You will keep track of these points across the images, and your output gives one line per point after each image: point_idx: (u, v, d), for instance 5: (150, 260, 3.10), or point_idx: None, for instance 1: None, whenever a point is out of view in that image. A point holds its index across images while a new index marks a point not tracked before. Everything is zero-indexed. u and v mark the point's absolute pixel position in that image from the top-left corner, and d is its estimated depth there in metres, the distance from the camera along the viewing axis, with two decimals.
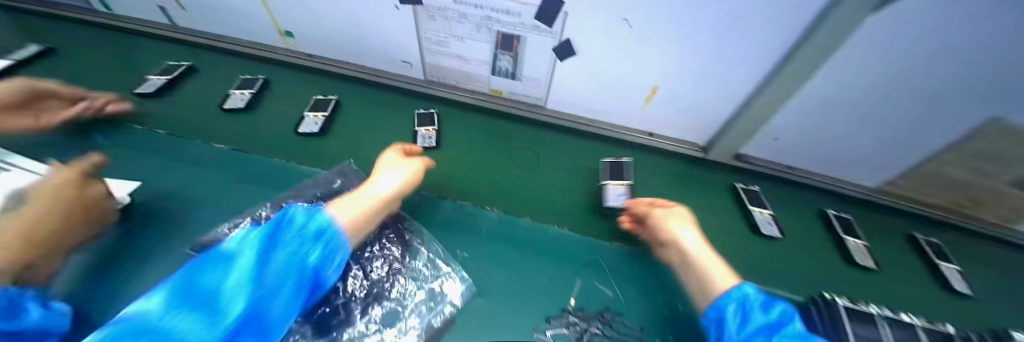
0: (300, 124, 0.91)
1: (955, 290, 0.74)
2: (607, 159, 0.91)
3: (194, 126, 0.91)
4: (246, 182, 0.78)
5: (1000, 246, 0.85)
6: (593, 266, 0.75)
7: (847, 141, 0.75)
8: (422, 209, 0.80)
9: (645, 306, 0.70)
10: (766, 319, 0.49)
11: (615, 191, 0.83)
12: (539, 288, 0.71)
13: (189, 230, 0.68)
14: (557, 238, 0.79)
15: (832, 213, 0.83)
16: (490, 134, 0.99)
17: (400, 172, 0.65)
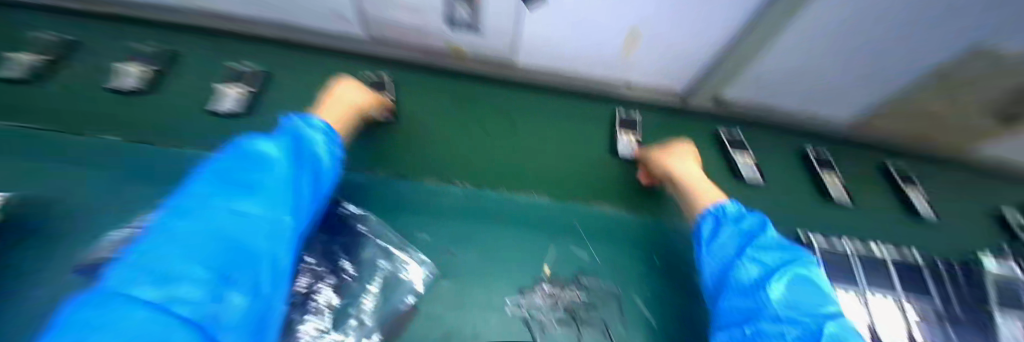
0: (214, 101, 0.84)
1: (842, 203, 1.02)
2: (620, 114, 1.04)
3: (72, 114, 0.79)
4: (142, 177, 0.71)
5: (903, 158, 1.18)
6: (566, 233, 0.80)
7: (817, 74, 0.93)
8: (375, 191, 0.78)
9: (620, 269, 0.76)
10: (741, 229, 0.62)
11: (625, 142, 0.98)
12: (511, 256, 0.74)
13: (66, 241, 0.61)
14: (528, 206, 0.83)
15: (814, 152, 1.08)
16: (455, 95, 1.00)
17: (356, 89, 0.78)
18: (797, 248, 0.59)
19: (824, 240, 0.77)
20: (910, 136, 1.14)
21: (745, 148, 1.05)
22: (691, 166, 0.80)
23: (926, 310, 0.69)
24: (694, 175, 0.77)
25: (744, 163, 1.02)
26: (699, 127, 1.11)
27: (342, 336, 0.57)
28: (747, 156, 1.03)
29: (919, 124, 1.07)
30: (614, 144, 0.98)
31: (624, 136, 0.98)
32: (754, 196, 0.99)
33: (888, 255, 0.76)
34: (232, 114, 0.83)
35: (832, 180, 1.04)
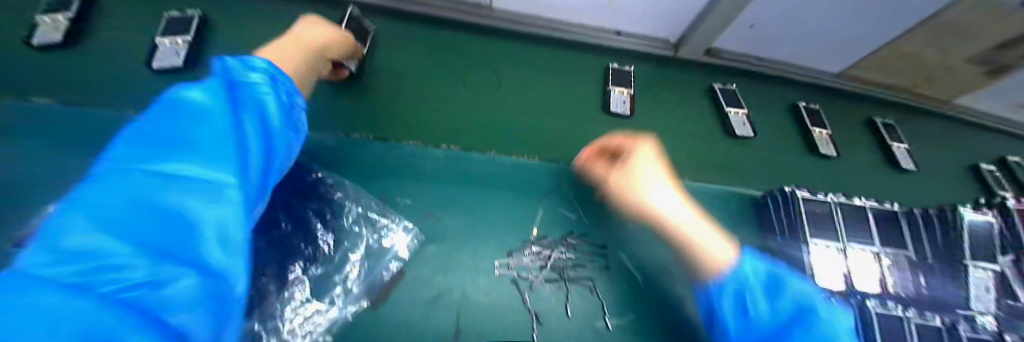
0: (153, 56, 0.74)
1: (825, 156, 1.06)
2: (614, 65, 0.99)
3: None
4: (70, 141, 0.62)
5: (880, 107, 1.22)
6: (555, 194, 0.78)
7: (807, 21, 0.92)
8: (347, 155, 0.72)
9: (608, 228, 0.76)
10: (772, 310, 0.49)
11: (620, 97, 0.95)
12: (498, 218, 0.72)
13: None
14: (513, 167, 0.79)
15: (803, 106, 1.10)
16: (433, 48, 0.92)
17: (326, 25, 0.65)
18: (847, 332, 0.47)
19: (808, 192, 0.75)
20: (874, 81, 1.19)
21: (739, 104, 1.04)
22: (660, 191, 0.61)
23: (898, 256, 0.72)
24: (670, 210, 0.60)
25: (737, 118, 1.02)
26: (685, 80, 1.06)
27: (328, 305, 0.54)
28: (740, 111, 1.03)
29: (887, 65, 1.10)
30: (607, 99, 0.94)
31: (618, 90, 0.95)
32: (737, 149, 0.99)
33: (868, 203, 0.76)
34: (173, 69, 0.72)
35: (821, 136, 1.07)
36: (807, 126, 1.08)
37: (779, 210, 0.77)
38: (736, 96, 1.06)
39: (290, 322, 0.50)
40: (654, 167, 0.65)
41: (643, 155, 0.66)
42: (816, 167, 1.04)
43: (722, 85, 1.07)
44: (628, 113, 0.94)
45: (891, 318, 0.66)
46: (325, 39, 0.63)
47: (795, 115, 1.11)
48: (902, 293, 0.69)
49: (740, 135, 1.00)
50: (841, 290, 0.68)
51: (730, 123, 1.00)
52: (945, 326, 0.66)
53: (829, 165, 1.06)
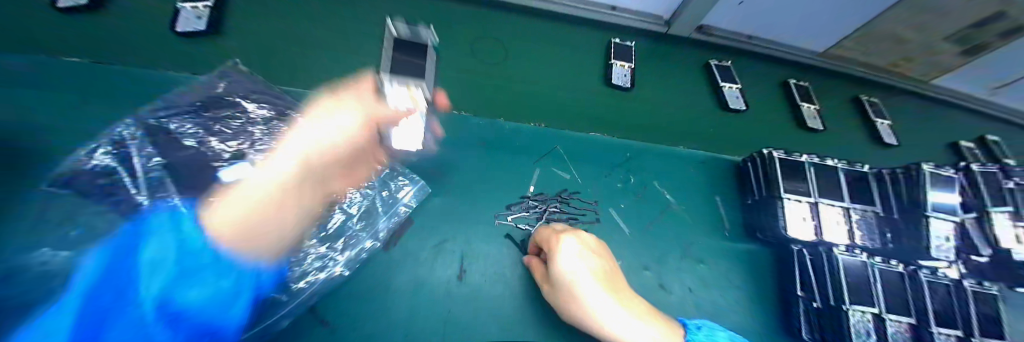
0: (176, 21, 0.82)
1: (813, 129, 1.11)
2: (615, 40, 1.06)
3: (18, 35, 0.75)
4: (109, 98, 0.69)
5: (863, 86, 1.28)
6: (548, 155, 0.84)
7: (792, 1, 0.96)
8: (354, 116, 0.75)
9: (599, 187, 0.82)
10: None
11: (621, 71, 1.01)
12: (498, 175, 0.78)
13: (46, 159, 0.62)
14: (512, 130, 0.84)
15: (793, 82, 1.16)
16: (437, 20, 0.99)
17: (346, 122, 0.61)
18: None
19: (783, 153, 0.80)
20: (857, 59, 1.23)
21: (734, 79, 1.10)
22: (585, 293, 0.50)
23: (866, 212, 0.78)
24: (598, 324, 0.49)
25: (731, 92, 1.08)
26: (669, 55, 1.12)
27: (345, 244, 0.62)
28: (735, 86, 1.09)
29: (868, 43, 1.13)
30: (610, 72, 1.01)
31: (619, 64, 1.01)
32: (723, 120, 1.05)
33: (841, 163, 0.83)
34: (194, 33, 0.81)
35: (807, 109, 1.13)
36: (796, 101, 1.13)
37: (761, 172, 0.84)
38: (732, 73, 1.12)
39: (314, 256, 0.59)
40: (573, 277, 0.51)
41: (560, 253, 0.54)
42: (799, 139, 1.09)
43: (718, 61, 1.14)
44: (629, 85, 1.00)
45: (853, 260, 0.70)
46: (335, 140, 0.57)
47: (786, 91, 1.16)
48: (870, 245, 0.76)
49: (733, 108, 1.05)
50: (809, 239, 0.73)
51: (724, 96, 1.06)
52: (908, 271, 0.71)
53: (814, 137, 1.11)
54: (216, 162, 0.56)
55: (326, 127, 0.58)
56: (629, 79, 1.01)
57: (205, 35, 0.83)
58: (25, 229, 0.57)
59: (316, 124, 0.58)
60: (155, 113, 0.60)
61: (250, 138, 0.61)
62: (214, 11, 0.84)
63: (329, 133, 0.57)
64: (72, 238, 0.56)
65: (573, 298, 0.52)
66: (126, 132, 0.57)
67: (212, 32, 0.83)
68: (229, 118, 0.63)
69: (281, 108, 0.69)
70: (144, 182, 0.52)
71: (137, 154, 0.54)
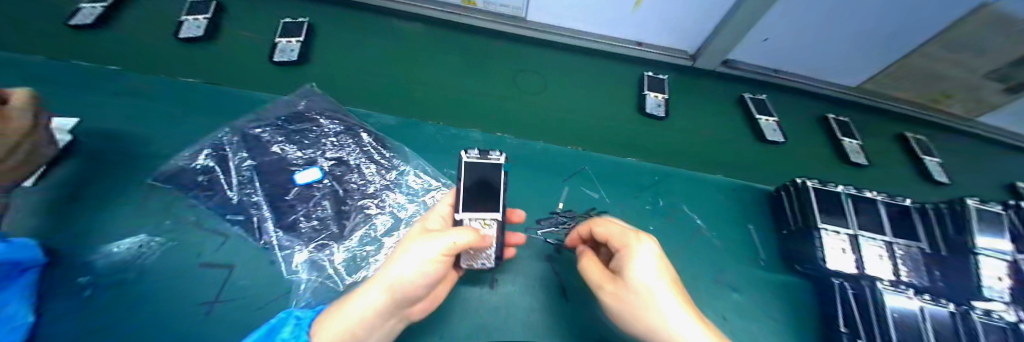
0: (275, 52, 0.98)
1: (852, 163, 1.09)
2: (648, 74, 1.13)
3: (150, 60, 0.94)
4: (212, 112, 0.84)
5: (903, 121, 1.25)
6: (578, 175, 0.88)
7: (816, 35, 1.00)
8: (404, 132, 0.86)
9: (627, 207, 0.85)
10: None
11: (655, 101, 1.07)
12: (533, 191, 0.83)
13: (155, 158, 0.75)
14: (544, 151, 0.91)
15: (833, 118, 1.17)
16: (480, 53, 1.11)
17: (428, 251, 0.45)
18: None
19: (819, 183, 0.81)
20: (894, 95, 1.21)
21: (770, 112, 1.12)
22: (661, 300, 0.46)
23: (911, 247, 0.76)
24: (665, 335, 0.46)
25: (768, 125, 1.09)
26: (695, 88, 1.17)
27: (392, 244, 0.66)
28: (771, 119, 1.11)
29: (901, 80, 1.13)
30: (644, 102, 1.07)
31: (653, 94, 1.07)
32: (753, 150, 1.06)
33: (879, 196, 0.82)
34: (287, 62, 0.96)
35: (850, 144, 1.11)
36: (837, 136, 1.13)
37: (793, 200, 0.84)
38: (767, 106, 1.14)
39: (362, 254, 0.64)
40: (647, 279, 0.48)
41: (632, 253, 0.51)
42: (835, 171, 1.08)
43: (752, 95, 1.17)
44: (663, 115, 1.05)
45: (901, 298, 0.67)
46: (415, 280, 0.44)
47: (826, 126, 1.17)
48: (918, 282, 0.72)
49: (770, 140, 1.07)
50: (851, 272, 0.71)
51: (761, 128, 1.08)
52: (961, 312, 0.67)
53: (853, 171, 1.09)
54: (291, 166, 0.68)
55: (404, 262, 0.44)
56: (663, 110, 1.06)
57: (294, 64, 0.97)
58: (128, 214, 0.66)
59: (399, 255, 0.46)
60: (249, 124, 0.73)
61: (321, 148, 0.73)
62: (304, 46, 1.00)
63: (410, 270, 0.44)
64: (167, 226, 0.66)
65: (637, 300, 0.48)
66: (225, 137, 0.70)
67: (300, 62, 0.97)
68: (307, 130, 0.75)
69: (350, 125, 0.80)
70: (235, 179, 0.64)
71: (233, 157, 0.67)
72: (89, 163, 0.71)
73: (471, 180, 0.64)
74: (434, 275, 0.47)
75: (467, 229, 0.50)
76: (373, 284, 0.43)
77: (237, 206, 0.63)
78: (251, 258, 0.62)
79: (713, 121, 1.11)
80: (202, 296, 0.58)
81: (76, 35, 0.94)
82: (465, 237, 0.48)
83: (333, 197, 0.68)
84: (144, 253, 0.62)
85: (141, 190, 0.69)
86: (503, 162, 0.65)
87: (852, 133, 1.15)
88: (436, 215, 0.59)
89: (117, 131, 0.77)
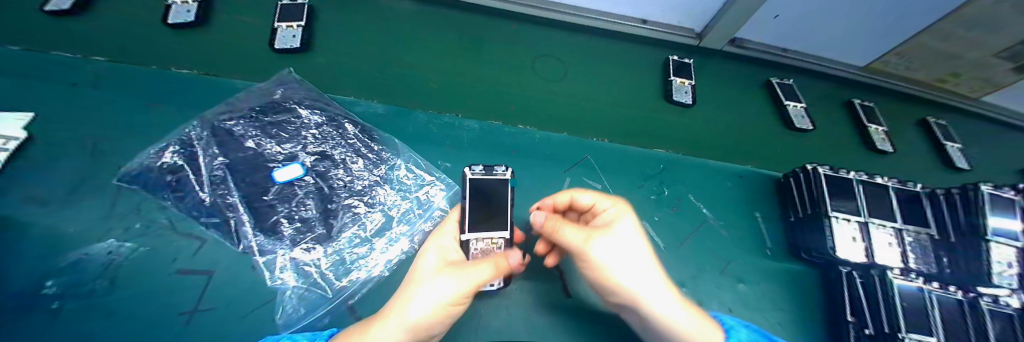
0: (275, 39, 0.88)
1: (878, 150, 1.07)
2: (671, 58, 1.06)
3: (113, 44, 0.84)
4: (185, 105, 0.77)
5: (911, 103, 1.23)
6: (580, 165, 0.84)
7: (830, 16, 0.93)
8: (395, 120, 0.80)
9: (629, 197, 0.81)
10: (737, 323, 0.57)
11: (682, 88, 1.01)
12: (536, 183, 0.79)
13: (121, 157, 0.68)
14: (544, 139, 0.86)
15: (858, 102, 1.13)
16: (482, 34, 1.01)
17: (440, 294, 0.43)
18: None
19: (830, 169, 0.77)
20: (907, 76, 1.17)
21: (799, 98, 1.07)
22: (626, 236, 0.50)
23: (919, 234, 0.75)
24: (634, 285, 0.47)
25: (796, 112, 1.05)
26: (704, 70, 1.12)
27: (385, 244, 0.63)
28: (800, 104, 1.07)
29: (916, 62, 1.08)
30: (670, 89, 1.01)
31: (679, 81, 1.01)
32: (768, 136, 1.02)
33: (890, 182, 0.79)
34: (291, 50, 0.87)
35: (876, 131, 1.09)
36: (862, 122, 1.10)
37: (806, 187, 0.80)
38: (795, 92, 1.09)
39: (353, 256, 0.60)
40: (633, 235, 0.50)
41: (606, 205, 0.56)
42: (847, 155, 1.05)
43: (779, 79, 1.12)
44: (691, 102, 1.00)
45: (910, 285, 0.65)
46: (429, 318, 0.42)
47: (851, 110, 1.14)
48: (924, 269, 0.72)
49: (798, 127, 1.03)
50: (860, 261, 0.69)
51: (790, 115, 1.04)
52: (969, 300, 0.65)
53: (863, 155, 1.07)
54: (271, 163, 0.63)
55: (422, 302, 0.42)
56: (690, 97, 1.01)
57: (299, 52, 0.88)
58: (93, 218, 0.60)
59: (424, 294, 0.43)
60: (219, 115, 0.66)
61: (302, 142, 0.67)
62: (306, 30, 0.90)
63: (424, 309, 0.42)
64: (137, 229, 0.61)
65: (620, 251, 0.48)
66: (193, 132, 0.63)
67: (304, 49, 0.88)
68: (286, 122, 0.68)
69: (331, 114, 0.73)
70: (206, 179, 0.58)
71: (203, 154, 0.60)
72: (46, 163, 0.65)
73: (476, 197, 0.60)
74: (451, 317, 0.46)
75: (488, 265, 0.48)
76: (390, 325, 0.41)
77: (211, 208, 0.58)
78: (233, 262, 0.59)
79: (725, 106, 1.06)
80: (181, 305, 0.54)
81: (20, 13, 0.83)
82: (486, 272, 0.46)
83: (318, 196, 0.62)
84: (113, 261, 0.57)
85: (106, 192, 0.63)
86: (510, 177, 0.63)
87: (875, 118, 1.12)
88: (451, 241, 0.54)
89: (76, 127, 0.70)
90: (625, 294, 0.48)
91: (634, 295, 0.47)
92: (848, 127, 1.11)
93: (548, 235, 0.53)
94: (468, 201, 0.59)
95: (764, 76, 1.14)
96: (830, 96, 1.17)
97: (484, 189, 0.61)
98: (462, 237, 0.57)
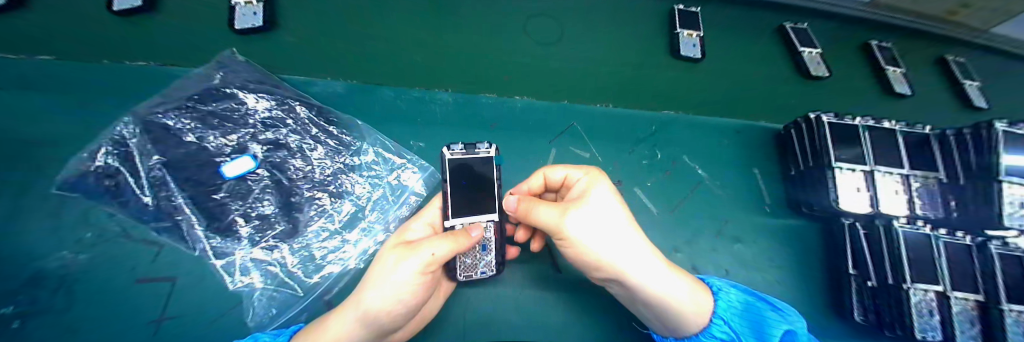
0: (235, 19, 0.69)
1: (895, 93, 1.00)
2: (679, 6, 0.91)
3: None
4: (104, 98, 0.64)
5: (929, 41, 1.13)
6: (564, 133, 0.77)
7: None
8: (358, 99, 0.72)
9: (618, 165, 0.76)
10: (726, 284, 0.54)
11: (690, 41, 0.87)
12: (521, 157, 0.73)
13: (41, 161, 0.58)
14: (524, 107, 0.79)
15: (875, 44, 1.04)
16: None
17: (393, 280, 0.38)
18: (772, 314, 0.49)
19: (834, 117, 0.70)
20: (924, 12, 1.07)
21: (813, 43, 0.97)
22: (600, 208, 0.45)
23: (927, 179, 0.71)
24: (615, 259, 0.43)
25: (812, 58, 0.96)
26: (713, 14, 0.97)
27: (357, 235, 0.59)
28: (815, 50, 0.97)
29: None
30: (676, 43, 0.86)
31: (688, 32, 0.86)
32: (780, 87, 0.93)
33: (899, 126, 0.74)
34: (253, 30, 0.68)
35: (893, 73, 1.02)
36: (880, 65, 1.01)
37: (806, 137, 0.74)
38: (809, 37, 0.99)
39: (323, 249, 0.57)
40: (611, 202, 0.46)
41: (580, 178, 0.50)
42: (861, 102, 0.99)
43: (793, 23, 1.01)
44: (701, 57, 0.86)
45: (916, 233, 0.62)
46: (384, 304, 0.37)
47: (867, 52, 1.05)
48: (931, 214, 0.69)
49: (815, 74, 0.94)
50: (864, 212, 0.65)
51: (806, 62, 0.94)
52: (976, 244, 0.62)
53: (878, 101, 1.00)
54: (219, 158, 0.57)
55: (382, 290, 0.38)
56: (700, 50, 0.87)
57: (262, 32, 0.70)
58: (25, 232, 0.53)
59: (372, 278, 0.39)
60: (153, 108, 0.58)
61: (250, 131, 0.61)
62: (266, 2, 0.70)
63: (380, 294, 0.38)
64: (89, 239, 0.54)
65: (595, 224, 0.43)
66: (124, 128, 0.55)
67: (268, 27, 0.69)
68: (228, 110, 0.61)
69: (281, 98, 0.66)
70: (146, 180, 0.52)
71: (138, 152, 0.53)
72: None
73: (460, 182, 0.53)
74: (416, 299, 0.40)
75: (442, 235, 0.41)
76: (343, 314, 0.39)
77: (159, 212, 0.52)
78: (196, 266, 0.54)
79: (736, 55, 0.94)
80: (147, 314, 0.51)
81: None
82: (444, 246, 0.40)
83: (277, 188, 0.58)
84: (60, 275, 0.51)
85: (31, 203, 0.55)
86: (495, 155, 0.54)
87: (893, 58, 1.04)
88: (420, 224, 0.52)
89: None
90: (609, 269, 0.44)
91: (618, 269, 0.44)
92: (858, 70, 1.03)
93: (525, 220, 0.48)
94: (452, 183, 0.52)
95: (775, 18, 1.01)
96: (845, 38, 1.06)
97: (468, 173, 0.53)
98: (448, 223, 0.52)
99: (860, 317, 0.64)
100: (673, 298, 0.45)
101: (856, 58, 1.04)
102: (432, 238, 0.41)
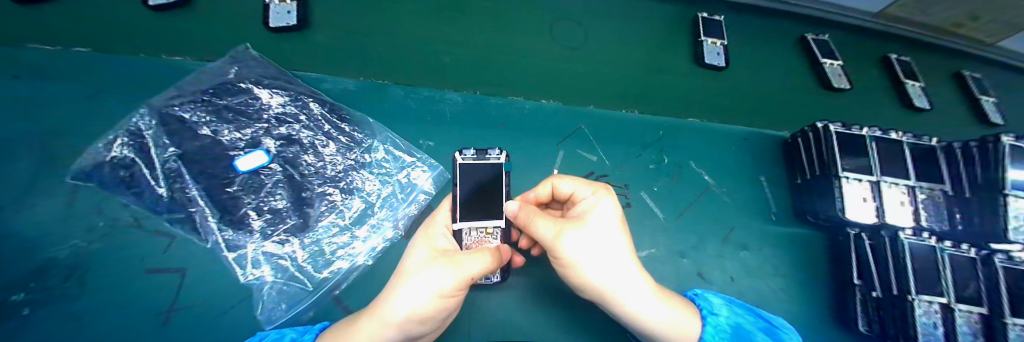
0: (269, 17, 0.71)
1: (913, 107, 1.00)
2: (703, 15, 0.92)
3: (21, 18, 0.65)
4: (123, 88, 0.65)
5: (947, 55, 1.13)
6: (576, 136, 0.78)
7: None
8: (370, 96, 0.73)
9: (625, 169, 0.76)
10: (716, 304, 0.52)
11: (714, 49, 0.89)
12: (536, 160, 0.74)
13: (60, 149, 0.58)
14: (535, 109, 0.79)
15: (893, 57, 1.04)
16: None
17: (428, 290, 0.39)
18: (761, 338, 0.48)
19: (841, 126, 0.71)
20: (943, 27, 1.08)
21: (834, 54, 0.98)
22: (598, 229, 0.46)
23: (933, 191, 0.72)
24: (603, 281, 0.44)
25: (832, 69, 0.96)
26: (730, 23, 0.97)
27: (366, 231, 0.60)
28: (836, 62, 0.97)
29: (949, 13, 1.00)
30: (700, 50, 0.88)
31: (711, 41, 0.88)
32: (797, 97, 0.94)
33: (905, 138, 0.74)
34: (287, 29, 0.71)
35: (912, 87, 1.02)
36: (899, 79, 1.02)
37: (814, 146, 0.74)
38: (830, 47, 0.99)
39: (332, 245, 0.58)
40: (612, 223, 0.47)
41: (588, 196, 0.51)
42: (878, 113, 0.99)
43: (813, 34, 1.01)
44: (724, 65, 0.88)
45: (921, 246, 0.62)
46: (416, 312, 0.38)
47: (886, 65, 1.05)
48: (937, 227, 0.70)
49: (837, 86, 0.95)
50: (870, 222, 0.66)
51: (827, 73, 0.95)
52: (981, 257, 0.62)
53: (895, 114, 1.00)
54: (232, 151, 0.58)
55: (413, 297, 0.38)
56: (723, 59, 0.89)
57: (295, 30, 0.72)
58: (42, 220, 0.53)
59: (401, 286, 0.40)
60: (168, 101, 0.59)
61: (264, 126, 0.62)
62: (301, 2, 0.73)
63: (413, 303, 0.38)
64: (101, 229, 0.55)
65: (590, 245, 0.45)
66: (140, 120, 0.56)
67: (301, 26, 0.72)
68: (242, 104, 0.62)
69: (295, 94, 0.67)
70: (161, 172, 0.53)
71: (154, 144, 0.54)
72: None
73: (467, 183, 0.58)
74: (444, 312, 0.41)
75: (479, 252, 0.44)
76: (377, 325, 0.38)
77: (173, 203, 0.53)
78: (206, 259, 0.55)
79: (758, 65, 0.95)
80: (157, 306, 0.51)
81: None
82: (481, 265, 0.43)
83: (289, 183, 0.59)
84: (74, 263, 0.52)
85: (47, 190, 0.55)
86: (504, 161, 0.59)
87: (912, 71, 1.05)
88: (439, 230, 0.50)
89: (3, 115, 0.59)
90: (596, 290, 0.46)
91: (603, 291, 0.45)
92: (875, 82, 1.03)
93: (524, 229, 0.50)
94: (461, 185, 0.57)
95: (792, 28, 1.02)
96: (862, 50, 1.06)
97: (478, 175, 0.58)
98: (456, 225, 0.54)
99: (865, 328, 0.65)
100: (652, 324, 0.46)
101: (873, 70, 1.04)
102: (469, 253, 0.44)
